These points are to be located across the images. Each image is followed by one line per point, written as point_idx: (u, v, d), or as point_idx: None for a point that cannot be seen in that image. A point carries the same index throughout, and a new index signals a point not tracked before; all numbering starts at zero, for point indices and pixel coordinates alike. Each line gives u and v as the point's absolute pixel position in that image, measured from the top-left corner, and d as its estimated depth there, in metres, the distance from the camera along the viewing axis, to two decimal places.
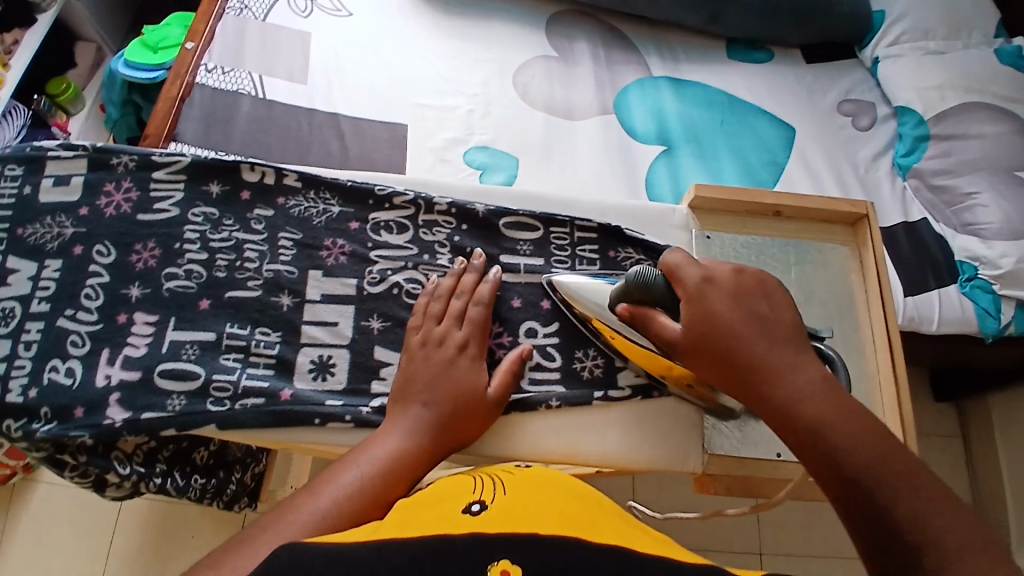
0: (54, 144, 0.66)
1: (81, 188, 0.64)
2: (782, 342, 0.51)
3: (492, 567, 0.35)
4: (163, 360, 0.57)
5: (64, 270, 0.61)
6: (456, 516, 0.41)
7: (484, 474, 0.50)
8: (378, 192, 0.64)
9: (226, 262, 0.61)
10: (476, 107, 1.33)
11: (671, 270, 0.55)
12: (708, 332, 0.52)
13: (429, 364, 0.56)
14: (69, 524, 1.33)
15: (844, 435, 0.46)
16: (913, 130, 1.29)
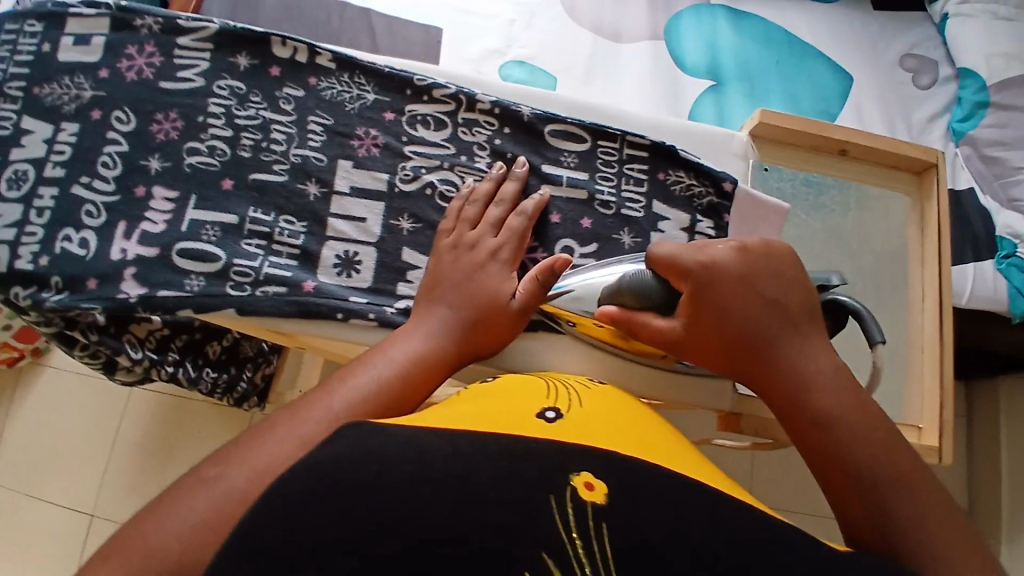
0: (78, 0, 0.61)
1: (101, 50, 0.60)
2: (797, 328, 0.46)
3: (575, 477, 0.33)
4: (181, 239, 0.54)
5: (81, 134, 0.58)
6: (530, 419, 0.40)
7: (557, 380, 0.49)
8: (417, 82, 0.59)
9: (251, 141, 0.57)
10: (520, 17, 1.25)
11: (666, 260, 0.49)
12: (712, 311, 0.47)
13: (457, 267, 0.53)
14: (78, 409, 1.40)
15: (855, 435, 0.41)
16: (972, 95, 1.19)
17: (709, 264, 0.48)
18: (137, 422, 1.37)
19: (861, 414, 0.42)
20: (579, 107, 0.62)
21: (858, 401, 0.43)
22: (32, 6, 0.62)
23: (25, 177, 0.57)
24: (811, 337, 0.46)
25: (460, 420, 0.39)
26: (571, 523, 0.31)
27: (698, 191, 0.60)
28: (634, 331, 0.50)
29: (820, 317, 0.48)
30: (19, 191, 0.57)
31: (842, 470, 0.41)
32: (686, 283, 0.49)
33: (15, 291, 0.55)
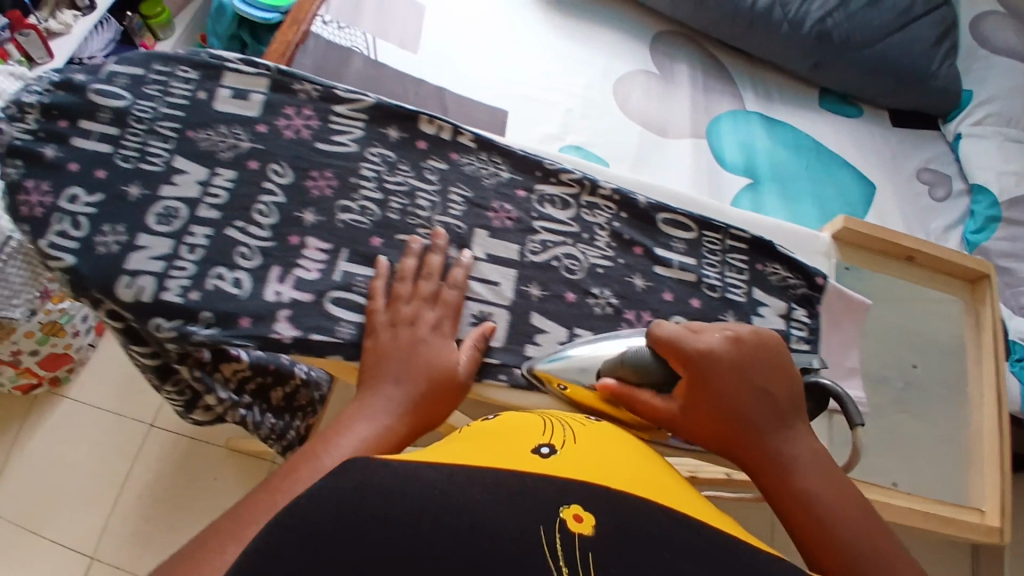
0: (235, 57, 0.67)
1: (260, 106, 0.65)
2: (782, 416, 0.52)
3: (564, 509, 0.35)
4: (334, 288, 0.59)
5: (237, 182, 0.62)
6: (523, 454, 0.43)
7: (552, 418, 0.52)
8: (547, 166, 0.66)
9: (399, 205, 0.63)
10: (575, 108, 1.35)
11: (663, 342, 0.53)
12: (711, 402, 0.52)
13: (397, 341, 0.55)
14: (90, 445, 1.41)
15: (836, 512, 0.48)
16: (985, 210, 1.36)
17: (704, 351, 0.53)
18: (150, 463, 1.40)
19: (837, 492, 0.49)
20: (684, 198, 0.68)
21: (836, 482, 0.50)
22: (187, 55, 0.67)
23: (176, 214, 0.61)
24: (795, 423, 0.53)
25: (457, 455, 0.41)
26: (557, 542, 0.33)
27: (793, 283, 0.66)
28: (631, 403, 0.54)
29: (801, 403, 0.54)
30: (170, 227, 0.60)
31: (828, 539, 0.47)
32: (684, 369, 0.53)
33: (157, 323, 0.57)
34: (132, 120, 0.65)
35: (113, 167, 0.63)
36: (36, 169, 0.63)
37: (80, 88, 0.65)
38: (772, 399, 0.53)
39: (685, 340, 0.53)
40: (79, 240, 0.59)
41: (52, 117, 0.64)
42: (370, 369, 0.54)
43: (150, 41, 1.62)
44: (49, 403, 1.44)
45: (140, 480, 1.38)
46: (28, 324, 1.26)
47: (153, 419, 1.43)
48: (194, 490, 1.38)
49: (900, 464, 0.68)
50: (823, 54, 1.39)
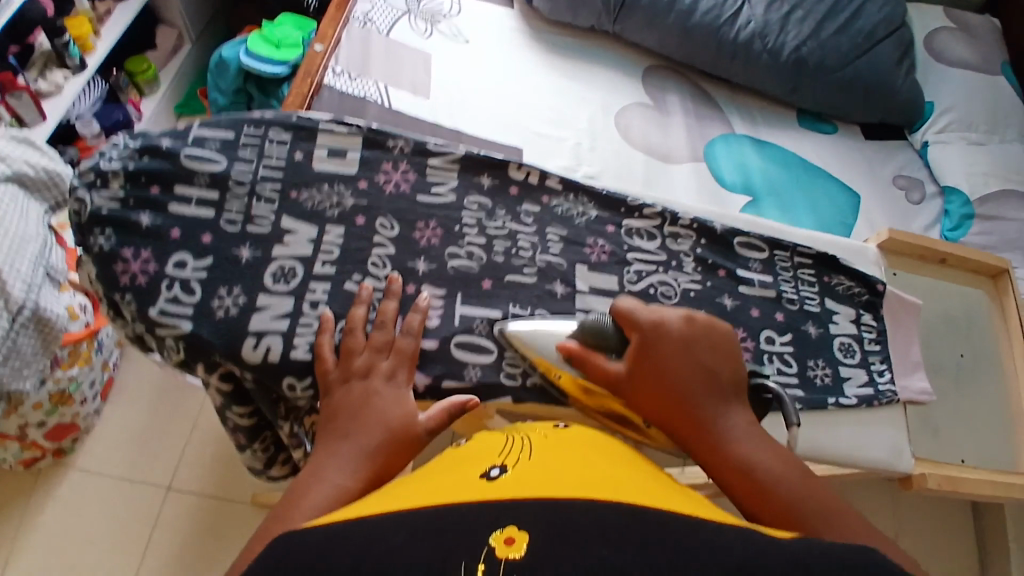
0: (326, 117, 0.70)
1: (358, 163, 0.68)
2: (720, 385, 0.54)
3: (494, 535, 0.33)
4: (458, 333, 0.61)
5: (347, 237, 0.64)
6: (473, 481, 0.42)
7: (517, 435, 0.52)
8: (630, 201, 0.71)
9: (503, 248, 0.66)
10: (583, 141, 1.40)
11: (625, 315, 0.58)
12: (658, 382, 0.54)
13: (351, 393, 0.55)
14: (103, 518, 1.22)
15: (767, 463, 0.50)
16: (959, 209, 1.42)
17: (658, 325, 0.57)
18: (174, 529, 1.21)
19: (774, 452, 0.51)
20: (752, 222, 0.74)
21: (773, 445, 0.52)
22: (277, 117, 0.69)
23: (293, 273, 0.62)
24: (732, 393, 0.55)
25: (387, 501, 0.40)
26: (481, 574, 0.31)
27: (857, 291, 0.73)
28: (587, 367, 0.57)
29: (741, 377, 0.56)
30: (289, 285, 0.61)
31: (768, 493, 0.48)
32: (636, 336, 0.57)
33: (289, 382, 0.59)
34: (232, 183, 0.65)
35: (219, 230, 0.63)
36: (130, 237, 0.61)
37: (172, 154, 0.65)
38: (709, 369, 0.55)
39: (638, 318, 0.57)
40: (195, 305, 0.59)
41: (142, 183, 0.63)
42: (327, 424, 0.54)
43: (135, 96, 1.51)
44: (57, 476, 1.24)
45: (164, 550, 1.20)
46: (36, 395, 1.08)
47: (172, 479, 1.26)
48: (230, 553, 1.20)
49: (966, 443, 0.75)
50: (799, 81, 1.47)
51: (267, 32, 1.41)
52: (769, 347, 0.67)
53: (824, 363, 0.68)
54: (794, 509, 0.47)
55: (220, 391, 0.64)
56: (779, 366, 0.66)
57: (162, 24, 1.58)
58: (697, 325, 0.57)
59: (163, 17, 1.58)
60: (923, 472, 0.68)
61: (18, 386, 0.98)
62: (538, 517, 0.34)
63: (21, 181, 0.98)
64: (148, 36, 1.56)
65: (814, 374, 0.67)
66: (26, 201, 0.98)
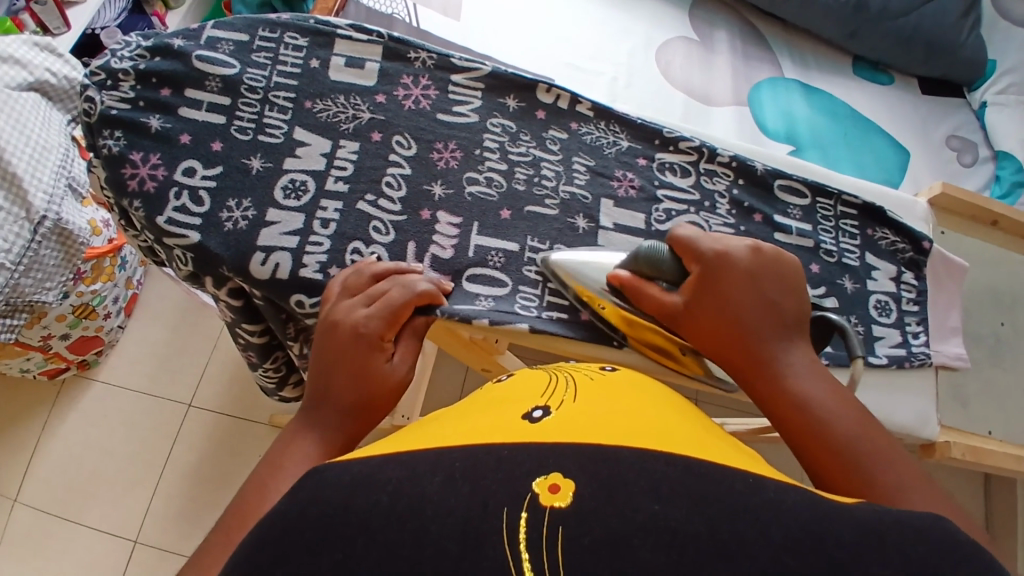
0: (345, 23, 0.65)
1: (376, 75, 0.64)
2: (785, 324, 0.49)
3: (539, 481, 0.30)
4: (471, 264, 0.58)
5: (362, 153, 0.61)
6: (516, 422, 0.40)
7: (563, 375, 0.49)
8: (666, 134, 0.66)
9: (525, 176, 0.62)
10: (619, 76, 1.32)
11: (682, 244, 0.53)
12: (717, 287, 0.51)
13: (339, 337, 0.50)
14: (124, 429, 1.26)
15: (833, 409, 0.44)
16: (1012, 175, 1.30)
17: (722, 255, 0.52)
18: (192, 445, 1.24)
19: (839, 398, 0.45)
20: (793, 165, 0.69)
21: (841, 395, 0.45)
22: (294, 21, 0.65)
23: (304, 188, 0.59)
24: (797, 335, 0.49)
25: (429, 438, 0.38)
26: (522, 527, 0.28)
27: (901, 247, 0.68)
28: (641, 299, 0.53)
29: (808, 321, 0.51)
30: (300, 202, 0.58)
31: (826, 441, 0.42)
32: (697, 266, 0.52)
33: (298, 299, 0.56)
34: (244, 88, 0.62)
35: (229, 138, 0.60)
36: (139, 139, 0.59)
37: (183, 54, 0.61)
38: (773, 304, 0.50)
39: (699, 246, 0.52)
40: (203, 216, 0.57)
41: (152, 84, 0.60)
42: (318, 371, 0.50)
43: (161, 9, 1.47)
44: (80, 388, 1.28)
45: (184, 463, 1.23)
46: (60, 308, 1.08)
47: (193, 398, 1.28)
48: (244, 470, 1.23)
49: (995, 417, 0.71)
50: (859, 23, 1.36)
51: None
52: None
53: (857, 321, 0.64)
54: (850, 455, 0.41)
55: (227, 306, 0.63)
56: None
57: None
58: (758, 260, 0.52)
59: None
60: (947, 441, 0.65)
61: (41, 297, 0.98)
62: (564, 456, 0.32)
63: (43, 89, 0.96)
64: None
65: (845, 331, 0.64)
66: (48, 108, 0.95)
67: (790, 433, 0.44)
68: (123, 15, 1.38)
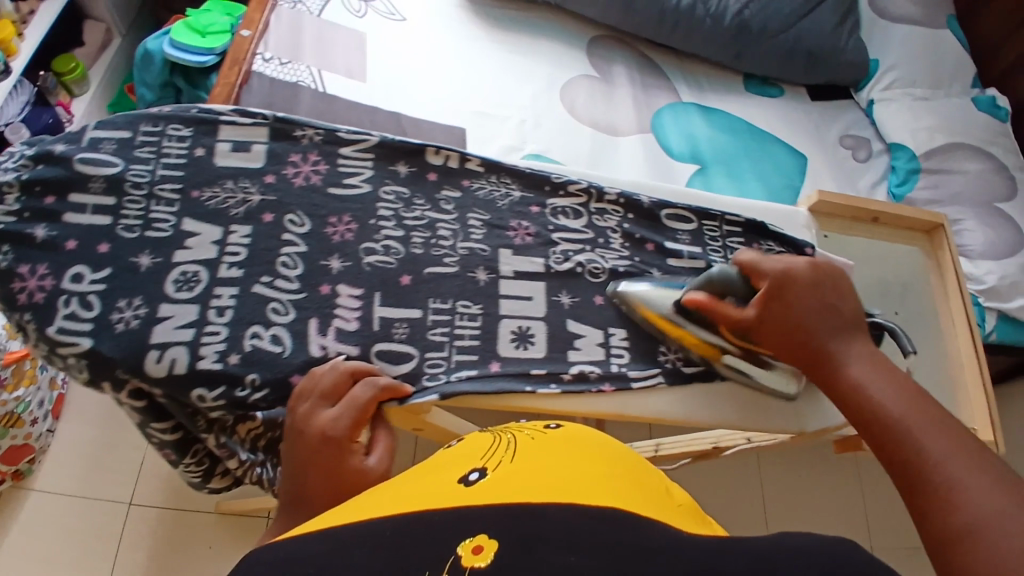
0: (229, 109, 0.66)
1: (264, 156, 0.65)
2: (846, 328, 0.56)
3: (463, 544, 0.34)
4: (378, 341, 0.59)
5: (255, 236, 0.62)
6: (452, 485, 0.42)
7: (503, 434, 0.52)
8: (554, 179, 0.69)
9: (422, 239, 0.64)
10: (528, 118, 1.37)
11: (747, 266, 0.61)
12: (784, 295, 0.58)
13: (306, 444, 0.50)
14: (64, 537, 1.18)
15: (888, 397, 0.49)
16: (906, 164, 1.40)
17: (785, 272, 0.59)
18: (137, 544, 1.19)
19: (901, 389, 0.49)
20: (682, 193, 0.73)
21: (890, 379, 0.51)
22: (177, 113, 0.66)
23: (196, 279, 0.59)
24: (859, 337, 0.56)
25: (381, 503, 0.41)
26: None
27: None
28: (712, 313, 0.61)
29: (866, 324, 0.58)
30: (193, 292, 0.58)
31: (881, 421, 0.48)
32: (764, 283, 0.60)
33: (198, 395, 0.56)
34: (129, 187, 0.62)
35: (116, 239, 0.59)
36: (27, 251, 0.57)
37: (65, 159, 0.61)
38: (830, 307, 0.58)
39: (763, 267, 0.60)
40: (94, 320, 0.56)
41: (36, 193, 0.59)
42: (291, 481, 0.49)
43: (66, 97, 1.44)
44: (14, 499, 1.19)
45: (132, 564, 1.18)
46: None
47: (132, 496, 1.22)
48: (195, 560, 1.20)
49: None
50: (742, 46, 1.46)
51: (190, 22, 1.34)
52: None
53: None
54: (895, 433, 0.46)
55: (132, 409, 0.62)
56: None
57: (90, 19, 1.53)
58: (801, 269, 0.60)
59: (90, 13, 1.52)
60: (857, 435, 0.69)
61: None
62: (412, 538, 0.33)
63: None
64: (77, 34, 1.51)
65: None
66: None
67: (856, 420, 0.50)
68: (26, 108, 1.35)
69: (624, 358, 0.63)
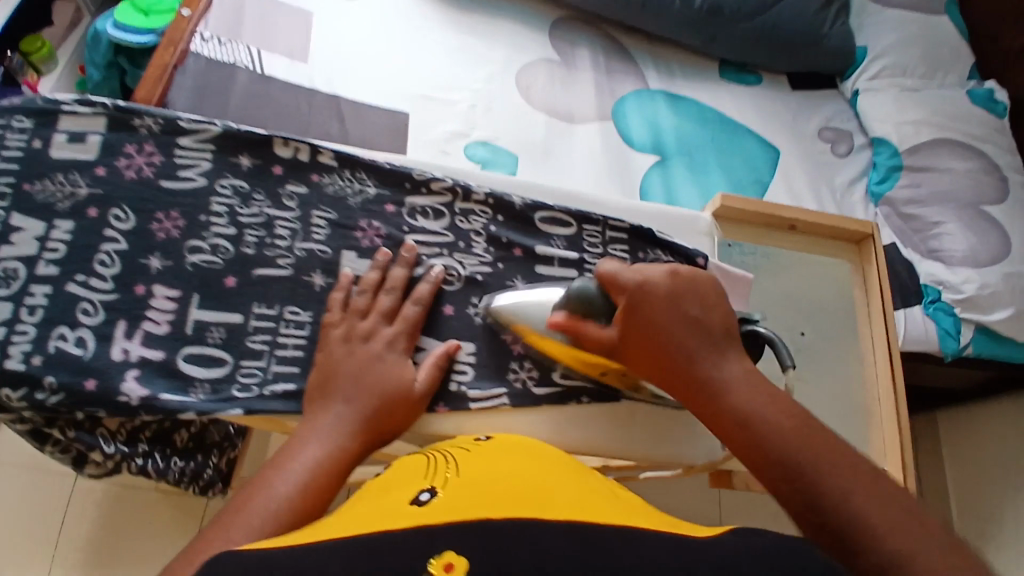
0: (71, 98, 0.62)
1: (98, 148, 0.61)
2: (713, 343, 0.52)
3: (434, 562, 0.32)
4: (187, 345, 0.57)
5: (77, 232, 0.58)
6: (404, 506, 0.39)
7: (436, 452, 0.50)
8: (416, 176, 0.64)
9: (255, 238, 0.60)
10: (479, 103, 1.18)
11: (608, 278, 0.54)
12: (646, 313, 0.53)
13: (359, 353, 0.55)
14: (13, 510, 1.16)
15: (776, 424, 0.46)
16: (887, 161, 1.15)
17: (643, 284, 0.54)
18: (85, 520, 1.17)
19: (777, 406, 0.47)
20: (563, 194, 0.68)
21: (757, 387, 0.49)
22: (21, 103, 0.62)
23: (14, 274, 0.56)
24: (728, 350, 0.52)
25: (345, 524, 0.38)
26: None
27: None
28: (580, 337, 0.54)
29: (735, 330, 0.53)
30: (8, 289, 0.55)
31: (774, 458, 0.45)
32: (622, 297, 0.54)
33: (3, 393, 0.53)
34: None
35: None
36: None
37: None
38: (687, 311, 0.53)
39: (622, 279, 0.54)
40: None
41: None
42: (319, 386, 0.54)
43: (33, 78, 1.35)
44: None
45: (75, 540, 1.16)
46: None
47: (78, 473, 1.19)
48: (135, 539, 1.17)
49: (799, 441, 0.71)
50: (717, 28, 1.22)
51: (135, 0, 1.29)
52: None
53: None
54: (792, 471, 0.44)
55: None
56: None
57: None
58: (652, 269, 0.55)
59: None
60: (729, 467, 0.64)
61: None
62: None
63: None
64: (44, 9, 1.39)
65: None
66: None
67: (741, 454, 0.48)
68: None
69: (466, 375, 0.59)
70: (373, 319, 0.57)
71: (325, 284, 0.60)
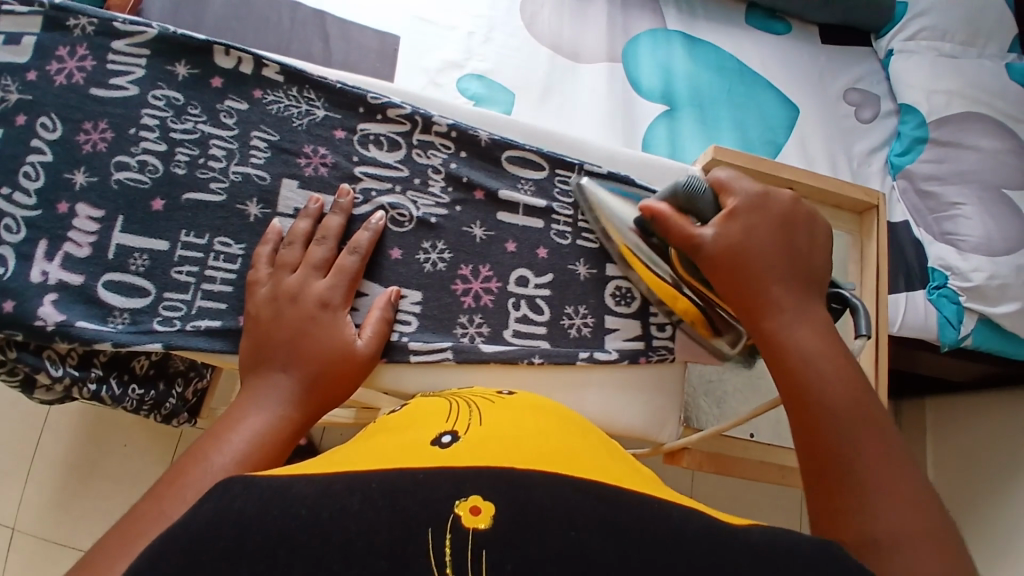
0: None
1: (32, 50, 0.53)
2: (803, 280, 0.50)
3: (460, 504, 0.28)
4: (108, 270, 0.52)
5: (2, 140, 0.52)
6: (422, 446, 0.35)
7: (459, 398, 0.45)
8: (371, 100, 0.58)
9: (187, 157, 0.55)
10: (478, 30, 1.02)
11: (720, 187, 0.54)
12: (750, 233, 0.51)
13: (298, 312, 0.50)
14: None
15: (829, 375, 0.45)
16: (911, 131, 1.02)
17: (755, 205, 0.52)
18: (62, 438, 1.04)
19: (836, 359, 0.46)
20: (536, 133, 0.62)
21: (837, 358, 0.46)
22: None
23: None
24: (814, 293, 0.50)
25: (359, 459, 0.33)
26: (447, 547, 0.26)
27: None
28: (671, 230, 0.52)
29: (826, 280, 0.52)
30: None
31: (813, 406, 0.44)
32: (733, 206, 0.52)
33: None
34: None
35: None
36: None
37: None
38: (795, 256, 0.50)
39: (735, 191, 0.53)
40: None
41: None
42: (266, 334, 0.49)
43: None
44: None
45: (52, 459, 1.03)
46: None
47: None
48: (112, 460, 1.04)
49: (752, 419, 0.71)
50: None
51: None
52: (518, 289, 0.58)
53: (587, 311, 0.59)
54: (825, 422, 0.44)
55: None
56: (524, 313, 0.58)
57: None
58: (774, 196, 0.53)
59: None
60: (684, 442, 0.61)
61: None
62: None
63: None
64: None
65: (568, 324, 0.58)
66: None
67: (785, 396, 0.47)
68: None
69: (409, 326, 0.55)
70: (304, 273, 0.52)
71: (263, 213, 0.55)
